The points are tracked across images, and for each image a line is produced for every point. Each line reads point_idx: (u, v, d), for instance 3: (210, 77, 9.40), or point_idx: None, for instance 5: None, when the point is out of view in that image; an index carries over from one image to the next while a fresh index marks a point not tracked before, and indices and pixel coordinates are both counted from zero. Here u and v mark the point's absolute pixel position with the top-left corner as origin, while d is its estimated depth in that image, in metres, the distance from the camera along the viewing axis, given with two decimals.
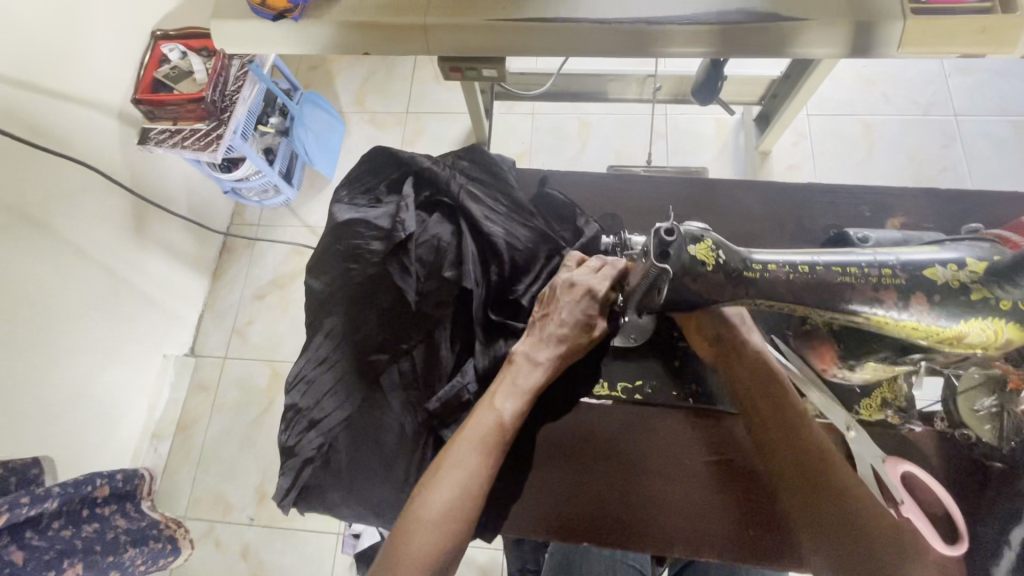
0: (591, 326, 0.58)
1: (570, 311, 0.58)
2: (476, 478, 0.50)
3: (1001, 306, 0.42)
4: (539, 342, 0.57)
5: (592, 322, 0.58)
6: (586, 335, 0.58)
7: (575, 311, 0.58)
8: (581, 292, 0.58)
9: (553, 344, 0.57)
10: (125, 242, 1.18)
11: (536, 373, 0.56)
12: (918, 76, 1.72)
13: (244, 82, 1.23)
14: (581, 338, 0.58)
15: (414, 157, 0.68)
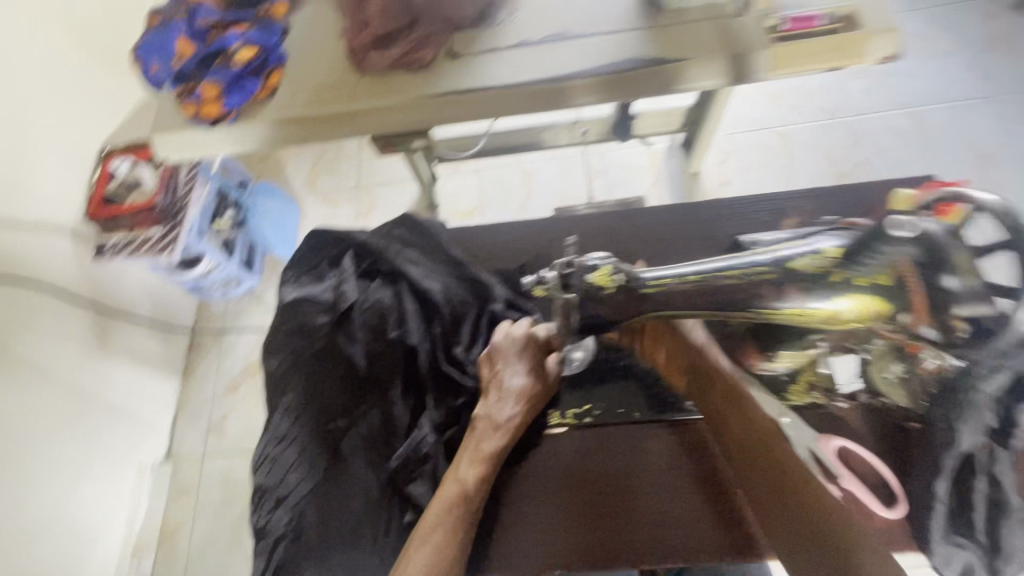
0: (541, 378, 0.64)
1: (515, 367, 0.63)
2: (448, 546, 0.53)
3: (857, 284, 0.48)
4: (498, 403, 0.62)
5: (538, 372, 0.64)
6: (540, 388, 0.63)
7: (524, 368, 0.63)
8: (521, 348, 0.64)
9: (512, 403, 0.62)
10: (90, 357, 1.20)
11: (496, 433, 0.61)
12: (818, 86, 1.88)
13: (195, 183, 1.29)
14: (535, 391, 0.63)
15: (352, 233, 0.74)
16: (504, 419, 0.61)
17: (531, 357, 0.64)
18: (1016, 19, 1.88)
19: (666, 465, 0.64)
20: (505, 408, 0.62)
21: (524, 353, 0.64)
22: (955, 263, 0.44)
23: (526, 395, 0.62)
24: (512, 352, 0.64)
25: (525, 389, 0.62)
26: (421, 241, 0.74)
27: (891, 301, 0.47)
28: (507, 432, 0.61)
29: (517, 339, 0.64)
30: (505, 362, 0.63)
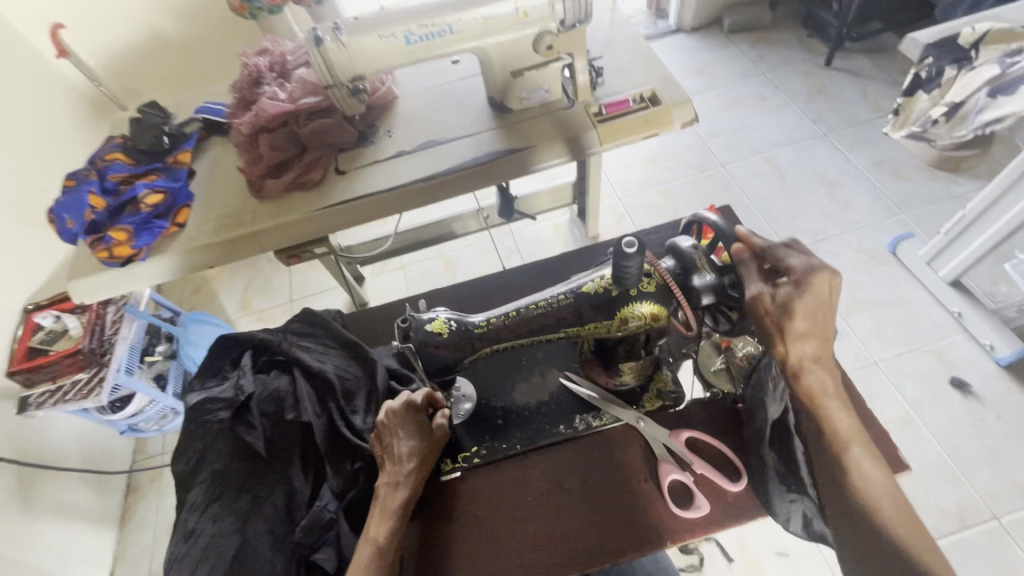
0: (427, 432, 0.69)
1: (404, 428, 0.68)
2: None
3: (633, 293, 0.60)
4: (393, 465, 0.66)
5: (427, 429, 0.69)
6: (428, 440, 0.68)
7: (409, 428, 0.68)
8: (405, 411, 0.69)
9: (405, 461, 0.66)
10: (15, 520, 1.21)
11: (398, 491, 0.65)
12: (686, 147, 2.17)
13: (121, 323, 1.39)
14: (425, 444, 0.68)
15: (250, 332, 0.82)
16: (403, 478, 0.66)
17: (417, 417, 0.69)
18: (829, 74, 2.28)
19: (552, 484, 0.70)
20: (402, 467, 0.66)
21: (410, 415, 0.69)
22: (697, 266, 0.59)
23: (420, 451, 0.67)
24: (399, 416, 0.68)
25: (418, 445, 0.67)
26: (314, 329, 0.83)
27: (664, 304, 0.60)
28: (407, 488, 0.66)
29: (401, 404, 0.69)
30: (393, 426, 0.68)
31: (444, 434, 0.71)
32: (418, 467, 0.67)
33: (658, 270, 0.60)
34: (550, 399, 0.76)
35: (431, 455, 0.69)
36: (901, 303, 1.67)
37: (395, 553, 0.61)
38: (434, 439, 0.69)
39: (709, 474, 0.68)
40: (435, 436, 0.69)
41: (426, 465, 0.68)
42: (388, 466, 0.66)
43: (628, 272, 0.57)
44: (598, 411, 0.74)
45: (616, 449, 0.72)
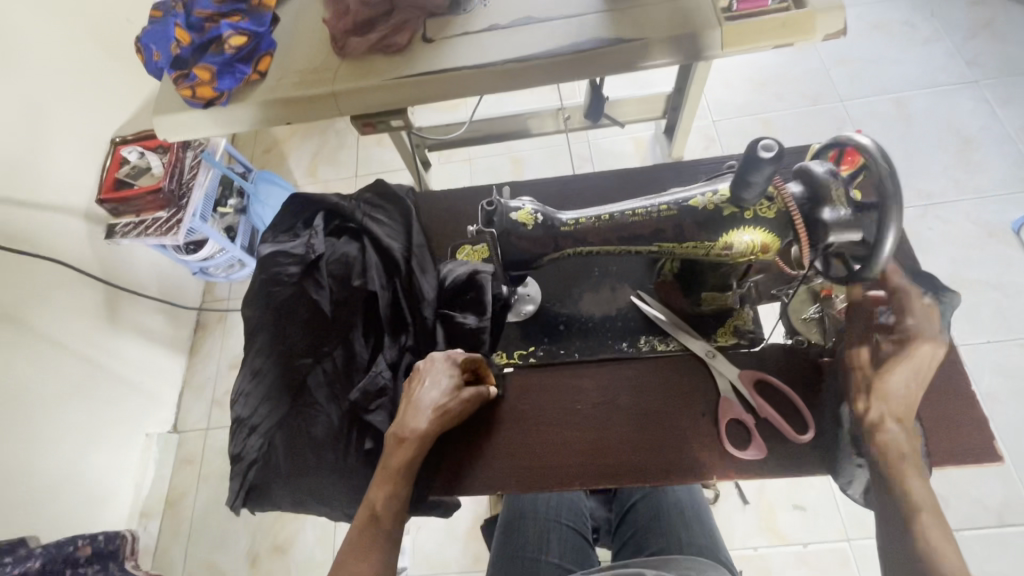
0: (455, 389, 0.65)
1: (430, 382, 0.65)
2: (364, 561, 0.57)
3: (748, 217, 0.53)
4: (409, 419, 0.63)
5: (452, 388, 0.65)
6: (455, 397, 0.65)
7: (437, 382, 0.65)
8: (434, 366, 0.66)
9: (424, 416, 0.63)
10: (102, 330, 1.34)
11: (405, 450, 0.62)
12: (804, 73, 1.90)
13: (198, 170, 1.42)
14: (449, 401, 0.64)
15: (324, 196, 0.81)
16: (410, 435, 0.63)
17: (447, 373, 0.66)
18: (1006, 5, 1.88)
19: (610, 394, 0.69)
20: (411, 422, 0.63)
21: (438, 370, 0.66)
22: (832, 198, 0.51)
23: (439, 409, 0.64)
24: (425, 371, 0.66)
25: (435, 403, 0.64)
26: (387, 205, 0.81)
27: (778, 234, 0.53)
28: (413, 448, 0.62)
29: (435, 358, 0.67)
30: (423, 374, 0.66)
31: (475, 398, 0.66)
32: (429, 425, 0.63)
33: (782, 193, 0.52)
34: (616, 315, 0.73)
35: (453, 417, 0.65)
36: (1008, 289, 1.49)
37: (395, 518, 0.60)
38: (462, 398, 0.65)
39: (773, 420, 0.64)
40: (460, 396, 0.65)
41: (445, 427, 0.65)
42: (402, 419, 0.64)
43: (752, 185, 0.49)
44: (664, 336, 0.71)
45: (678, 377, 0.69)
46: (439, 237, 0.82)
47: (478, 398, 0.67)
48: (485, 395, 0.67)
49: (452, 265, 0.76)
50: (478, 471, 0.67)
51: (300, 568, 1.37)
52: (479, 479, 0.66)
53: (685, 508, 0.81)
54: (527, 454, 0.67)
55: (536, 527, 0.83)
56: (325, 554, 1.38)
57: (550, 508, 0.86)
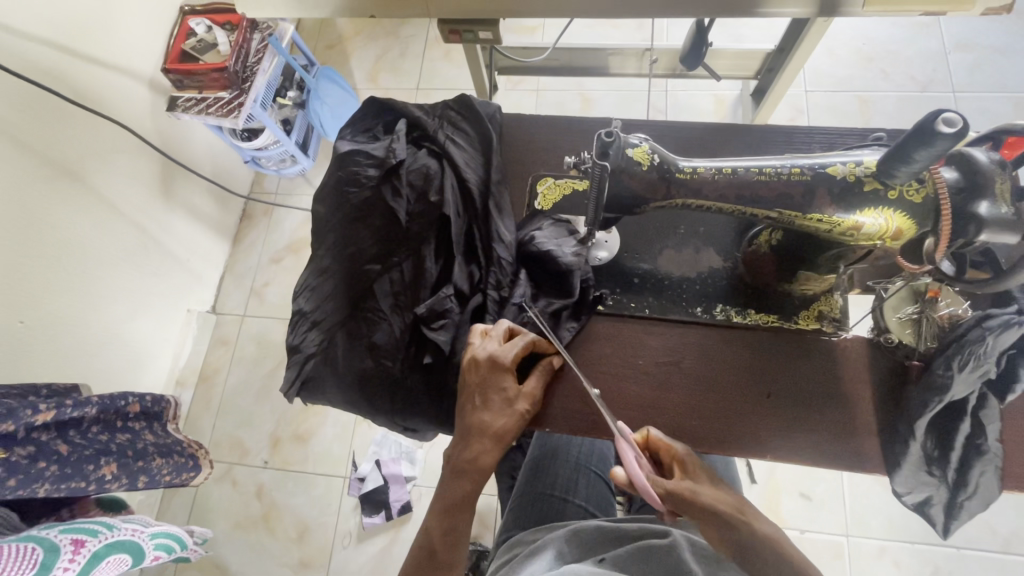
0: (514, 402, 0.63)
1: (484, 401, 0.63)
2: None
3: (890, 197, 0.49)
4: (468, 445, 0.62)
5: (506, 403, 0.63)
6: (513, 410, 0.63)
7: (492, 396, 0.63)
8: (483, 376, 0.63)
9: (486, 441, 0.62)
10: (156, 202, 1.36)
11: (472, 477, 0.63)
12: (918, 54, 1.71)
13: (264, 54, 1.36)
14: (510, 418, 0.63)
15: (407, 104, 0.77)
16: (472, 464, 0.62)
17: (500, 387, 0.63)
18: None
19: (672, 356, 0.67)
20: (472, 453, 0.62)
21: (490, 383, 0.63)
22: (995, 192, 0.44)
23: (497, 431, 0.62)
24: (477, 388, 0.63)
25: (493, 428, 0.62)
26: (470, 128, 0.76)
27: (917, 221, 0.49)
28: (476, 478, 0.63)
29: (482, 365, 0.63)
30: (476, 392, 0.63)
31: (531, 405, 0.64)
32: (490, 452, 0.62)
33: (935, 178, 0.47)
34: (695, 278, 0.69)
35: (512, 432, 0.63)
36: None
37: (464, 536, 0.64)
38: (523, 409, 0.63)
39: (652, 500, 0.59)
40: (517, 412, 0.63)
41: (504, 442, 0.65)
42: (461, 443, 0.63)
43: (910, 167, 0.45)
44: (741, 309, 0.68)
45: (748, 355, 0.67)
46: (519, 167, 0.78)
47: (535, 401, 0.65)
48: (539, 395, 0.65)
49: (546, 233, 0.70)
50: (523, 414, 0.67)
51: (316, 459, 1.45)
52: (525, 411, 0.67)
53: None
54: (575, 396, 0.67)
55: (566, 469, 0.85)
56: (341, 451, 1.45)
57: (581, 453, 0.87)
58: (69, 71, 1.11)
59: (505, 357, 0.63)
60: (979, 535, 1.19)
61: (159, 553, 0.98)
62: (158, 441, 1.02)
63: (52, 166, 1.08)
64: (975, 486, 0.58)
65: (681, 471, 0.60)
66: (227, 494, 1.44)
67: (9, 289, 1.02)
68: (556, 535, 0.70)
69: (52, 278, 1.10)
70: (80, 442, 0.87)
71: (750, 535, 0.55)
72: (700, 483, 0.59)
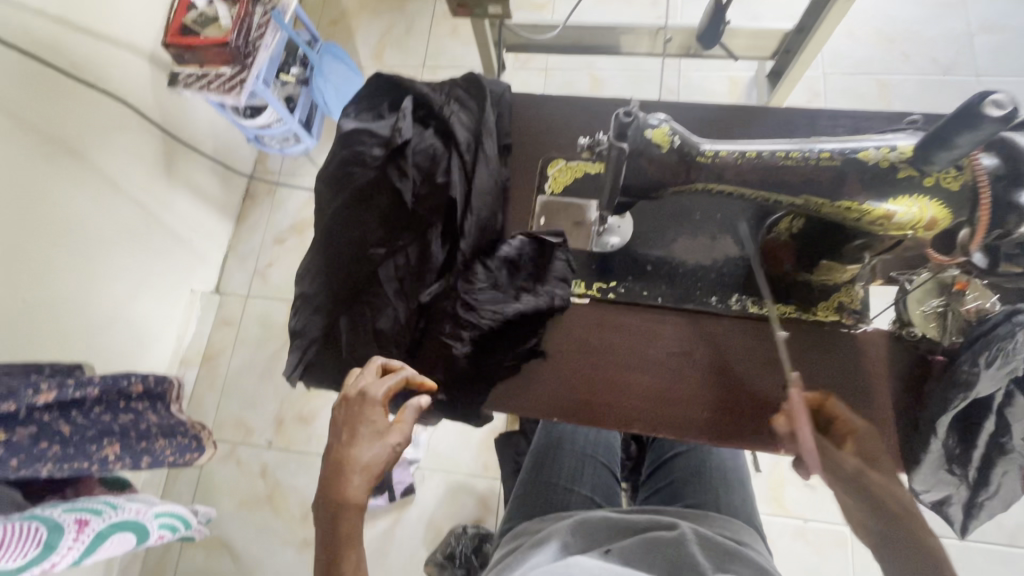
0: (381, 434, 0.60)
1: (352, 433, 0.60)
2: None
3: (926, 183, 0.46)
4: (340, 482, 0.59)
5: (377, 436, 0.60)
6: (382, 442, 0.60)
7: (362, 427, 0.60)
8: (352, 410, 0.61)
9: (353, 476, 0.59)
10: (157, 180, 1.33)
11: (352, 518, 0.58)
12: (941, 35, 1.65)
13: (266, 30, 1.33)
14: (377, 450, 0.60)
15: (414, 81, 0.74)
16: (343, 503, 0.58)
17: (367, 419, 0.61)
18: None
19: (682, 346, 0.66)
20: (343, 487, 0.58)
21: (359, 417, 0.61)
22: None
23: (365, 466, 0.59)
24: (348, 421, 0.61)
25: (361, 463, 0.59)
26: (479, 106, 0.73)
27: (953, 210, 0.46)
28: (351, 515, 0.58)
29: (352, 398, 0.62)
30: (350, 424, 0.61)
31: (404, 439, 0.61)
32: (361, 488, 0.59)
33: (973, 165, 0.45)
34: (710, 267, 0.67)
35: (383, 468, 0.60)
36: None
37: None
38: (390, 442, 0.60)
39: (808, 459, 0.56)
40: (387, 444, 0.60)
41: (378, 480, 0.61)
42: (331, 482, 0.59)
43: (940, 157, 0.43)
44: (757, 299, 0.65)
45: (763, 345, 0.65)
46: (529, 148, 0.75)
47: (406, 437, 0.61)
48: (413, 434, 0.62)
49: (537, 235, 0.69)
50: (526, 404, 0.65)
51: (320, 440, 1.45)
52: (527, 400, 0.65)
53: (727, 470, 0.81)
54: (580, 384, 0.65)
55: (571, 458, 0.84)
56: None
57: (586, 443, 0.86)
58: (66, 42, 1.08)
59: (375, 387, 0.61)
60: None
61: (164, 533, 0.98)
62: (162, 423, 1.01)
63: (52, 143, 1.06)
64: (997, 485, 0.57)
65: (854, 444, 0.57)
66: (231, 474, 1.44)
67: (9, 268, 1.00)
68: (563, 524, 0.69)
69: (52, 256, 1.09)
70: (83, 423, 0.86)
71: (897, 506, 0.53)
72: (873, 463, 0.56)
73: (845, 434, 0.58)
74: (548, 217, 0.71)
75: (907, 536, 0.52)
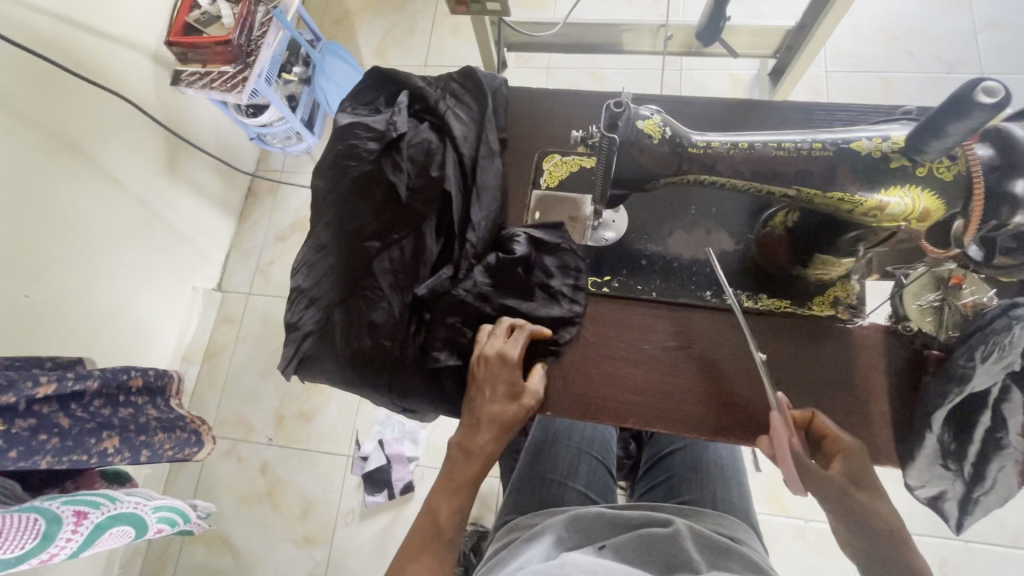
0: (518, 394, 0.62)
1: (490, 390, 0.63)
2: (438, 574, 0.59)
3: (918, 173, 0.46)
4: (472, 430, 0.63)
5: (510, 395, 0.62)
6: (516, 402, 0.62)
7: (497, 385, 0.62)
8: (496, 373, 0.62)
9: (487, 428, 0.62)
10: (160, 178, 1.34)
11: (472, 463, 0.63)
12: (946, 33, 1.64)
13: (269, 28, 1.33)
14: (511, 407, 0.62)
15: (410, 75, 0.74)
16: (474, 449, 0.63)
17: (502, 379, 0.62)
18: None
19: (676, 340, 0.65)
20: (478, 436, 0.63)
21: (498, 376, 0.62)
22: None
23: (499, 419, 0.62)
24: (484, 379, 0.63)
25: (499, 417, 0.62)
26: (473, 101, 0.73)
27: (946, 202, 0.46)
28: (481, 460, 0.63)
29: (491, 358, 0.62)
30: (483, 379, 0.63)
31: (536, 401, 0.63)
32: (489, 438, 0.63)
33: (968, 155, 0.44)
34: (705, 261, 0.67)
35: (515, 425, 0.63)
36: None
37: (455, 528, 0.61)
38: (523, 403, 0.62)
39: (789, 477, 0.54)
40: (522, 404, 0.62)
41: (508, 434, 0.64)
42: (464, 430, 0.63)
43: (934, 146, 0.43)
44: (752, 293, 0.65)
45: (757, 340, 0.64)
46: (524, 142, 0.75)
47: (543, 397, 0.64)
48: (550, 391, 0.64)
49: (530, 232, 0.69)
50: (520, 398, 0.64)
51: (320, 437, 1.45)
52: None
53: (723, 468, 0.81)
54: (574, 379, 0.65)
55: (566, 454, 0.84)
56: (344, 430, 1.45)
57: (581, 438, 0.86)
58: (69, 41, 1.09)
59: (508, 348, 0.63)
60: (987, 529, 1.17)
61: (162, 527, 0.99)
62: (161, 417, 1.02)
63: (55, 140, 1.07)
64: (993, 480, 0.56)
65: (842, 464, 0.55)
66: (232, 470, 1.45)
67: (12, 264, 1.01)
68: (556, 520, 0.69)
69: (55, 252, 1.10)
70: (82, 416, 0.86)
71: (881, 525, 0.53)
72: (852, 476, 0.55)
73: (834, 453, 0.56)
74: (543, 211, 0.71)
75: (891, 554, 0.53)
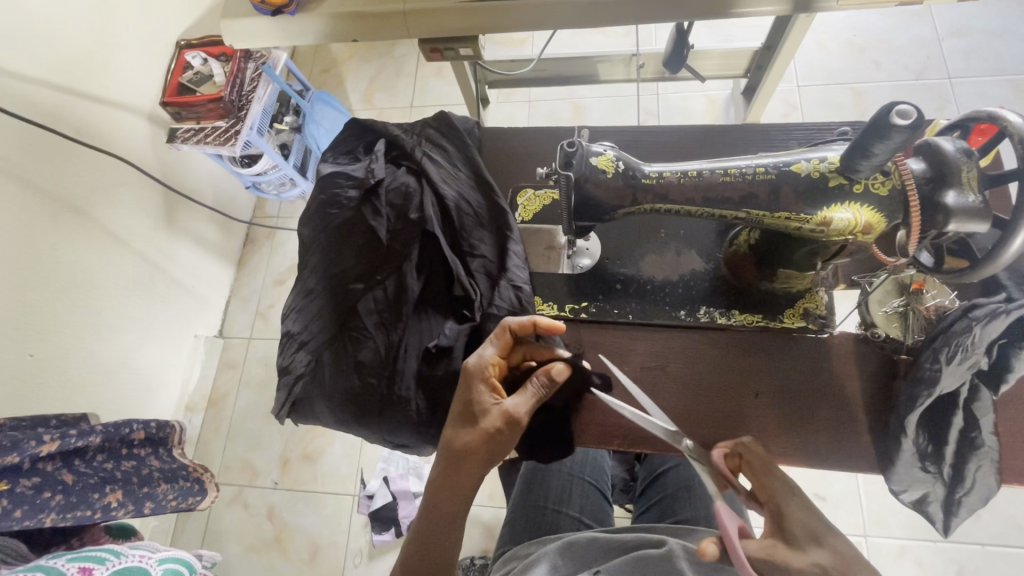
0: (478, 414, 0.58)
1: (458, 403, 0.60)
2: None
3: (855, 190, 0.49)
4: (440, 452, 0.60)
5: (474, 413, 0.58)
6: (477, 425, 0.58)
7: (462, 398, 0.60)
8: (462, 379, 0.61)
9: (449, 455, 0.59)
10: (159, 232, 1.38)
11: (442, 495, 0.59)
12: (910, 42, 1.70)
13: (258, 83, 1.40)
14: (469, 429, 0.58)
15: (386, 125, 0.79)
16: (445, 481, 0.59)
17: (469, 394, 0.60)
18: None
19: (653, 359, 0.67)
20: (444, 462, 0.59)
21: (463, 389, 0.60)
22: (961, 181, 0.45)
23: (459, 444, 0.58)
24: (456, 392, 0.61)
25: (459, 440, 0.58)
26: (449, 144, 0.77)
27: (886, 214, 0.48)
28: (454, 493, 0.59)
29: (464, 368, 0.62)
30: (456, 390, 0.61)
31: (500, 426, 0.57)
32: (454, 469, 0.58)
33: (901, 169, 0.47)
34: (678, 281, 0.69)
35: (478, 453, 0.57)
36: None
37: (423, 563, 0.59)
38: (483, 426, 0.57)
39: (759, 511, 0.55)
40: (481, 428, 0.57)
41: (476, 469, 0.58)
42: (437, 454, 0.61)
43: (867, 162, 0.45)
44: (725, 310, 0.67)
45: (733, 355, 0.66)
46: (501, 179, 0.78)
47: (515, 421, 0.57)
48: (523, 414, 0.57)
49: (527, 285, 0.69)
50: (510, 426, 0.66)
51: (324, 478, 1.45)
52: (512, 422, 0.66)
53: None
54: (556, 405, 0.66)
55: (559, 479, 0.85)
56: (349, 469, 1.45)
57: (575, 463, 0.87)
58: (68, 109, 1.15)
59: (481, 362, 0.60)
60: (1006, 531, 1.14)
61: None
62: (164, 467, 1.03)
63: (54, 203, 1.11)
64: (972, 480, 0.57)
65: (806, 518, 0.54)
66: (238, 516, 1.45)
67: (17, 325, 1.05)
68: (550, 547, 0.69)
69: (58, 313, 1.13)
70: (85, 471, 0.88)
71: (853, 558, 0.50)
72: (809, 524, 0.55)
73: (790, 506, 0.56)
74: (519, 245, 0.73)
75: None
